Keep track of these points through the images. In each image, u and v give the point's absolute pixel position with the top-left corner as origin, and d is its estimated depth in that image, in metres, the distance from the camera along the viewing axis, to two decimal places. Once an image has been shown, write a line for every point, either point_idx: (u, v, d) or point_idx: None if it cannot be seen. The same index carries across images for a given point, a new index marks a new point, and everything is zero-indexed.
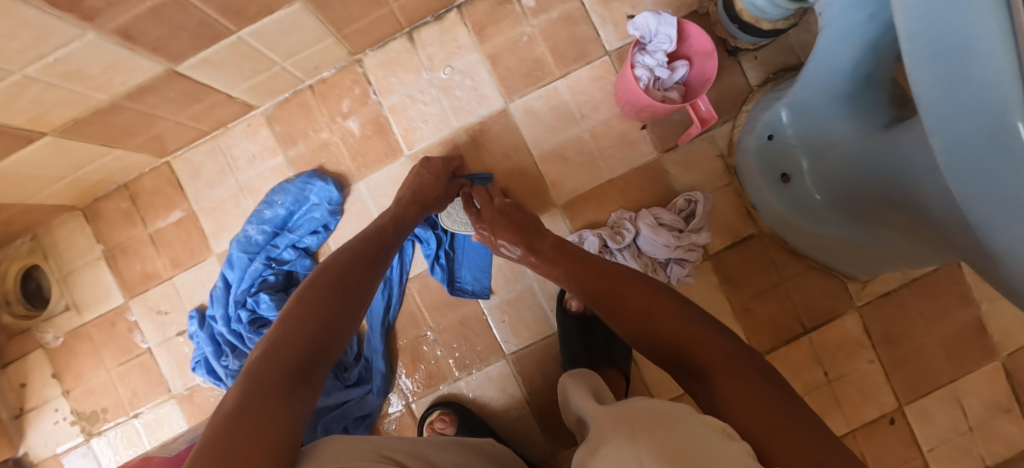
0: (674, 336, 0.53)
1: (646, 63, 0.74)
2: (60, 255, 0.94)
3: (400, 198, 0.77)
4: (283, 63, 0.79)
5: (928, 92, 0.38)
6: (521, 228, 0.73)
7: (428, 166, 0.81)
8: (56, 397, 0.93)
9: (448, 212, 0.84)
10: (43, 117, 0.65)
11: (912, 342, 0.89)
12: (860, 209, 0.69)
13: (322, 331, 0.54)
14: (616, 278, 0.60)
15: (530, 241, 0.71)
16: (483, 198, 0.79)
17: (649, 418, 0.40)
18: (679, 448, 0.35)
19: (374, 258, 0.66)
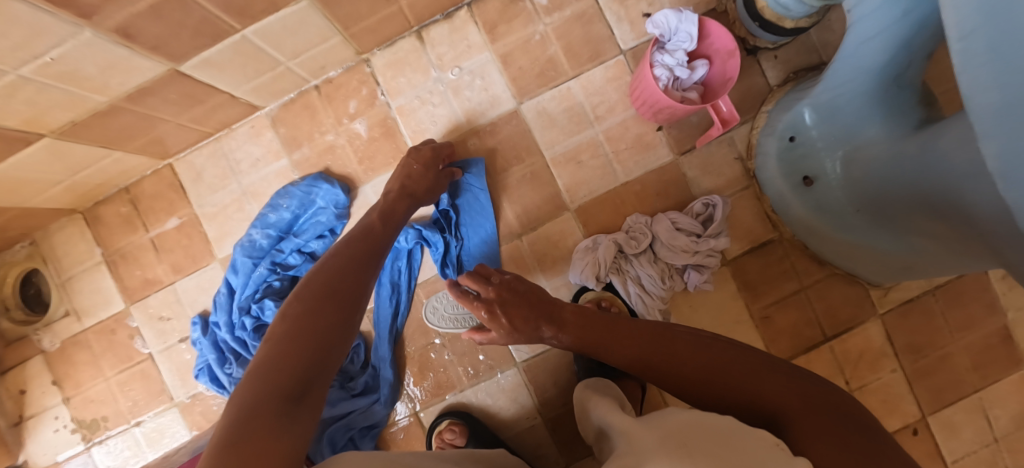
0: (710, 362, 0.47)
1: (665, 62, 0.71)
2: (59, 260, 0.91)
3: (389, 191, 0.76)
4: (288, 63, 0.76)
5: (981, 93, 0.33)
6: (532, 304, 0.59)
7: (417, 156, 0.79)
8: (56, 404, 0.91)
9: (431, 306, 0.86)
10: (39, 119, 0.62)
11: (937, 352, 0.86)
12: (890, 213, 0.67)
13: (321, 346, 0.51)
14: (645, 331, 0.53)
15: (551, 312, 0.59)
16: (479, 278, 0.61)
17: (697, 436, 0.36)
18: None
19: (366, 260, 0.63)
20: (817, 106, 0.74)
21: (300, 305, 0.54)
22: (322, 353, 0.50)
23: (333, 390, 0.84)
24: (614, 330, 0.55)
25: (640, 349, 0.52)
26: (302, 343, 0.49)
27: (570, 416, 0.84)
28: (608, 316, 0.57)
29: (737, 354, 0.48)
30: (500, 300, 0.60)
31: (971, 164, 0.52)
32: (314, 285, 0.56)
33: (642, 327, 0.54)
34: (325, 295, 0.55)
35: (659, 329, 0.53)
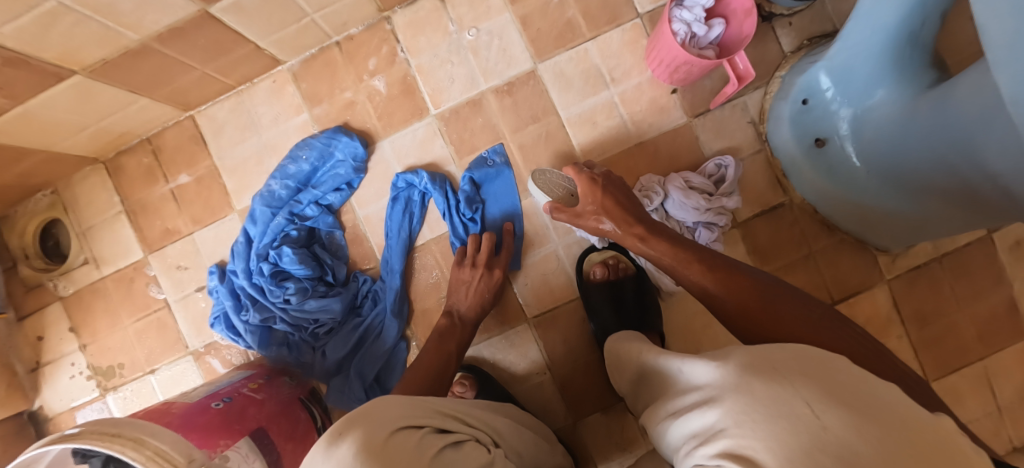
0: (757, 300, 0.52)
1: (683, 18, 0.72)
2: (80, 210, 0.93)
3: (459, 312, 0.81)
4: (313, 15, 0.78)
5: (997, 22, 0.34)
6: (630, 205, 0.69)
7: (491, 281, 0.80)
8: (73, 351, 0.92)
9: (540, 174, 0.77)
10: (73, 55, 0.64)
11: (943, 319, 0.87)
12: (912, 180, 0.70)
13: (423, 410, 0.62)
14: (715, 264, 0.58)
15: (640, 216, 0.68)
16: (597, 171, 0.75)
17: (787, 362, 0.37)
18: (844, 392, 0.33)
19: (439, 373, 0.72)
20: (831, 68, 0.76)
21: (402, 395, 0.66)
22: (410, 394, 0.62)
23: (336, 341, 0.83)
24: (714, 269, 0.58)
25: (744, 293, 0.54)
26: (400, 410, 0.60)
27: (579, 372, 0.85)
28: (708, 261, 0.59)
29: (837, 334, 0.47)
30: (611, 180, 0.72)
31: (988, 117, 0.55)
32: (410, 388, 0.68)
33: (750, 277, 0.56)
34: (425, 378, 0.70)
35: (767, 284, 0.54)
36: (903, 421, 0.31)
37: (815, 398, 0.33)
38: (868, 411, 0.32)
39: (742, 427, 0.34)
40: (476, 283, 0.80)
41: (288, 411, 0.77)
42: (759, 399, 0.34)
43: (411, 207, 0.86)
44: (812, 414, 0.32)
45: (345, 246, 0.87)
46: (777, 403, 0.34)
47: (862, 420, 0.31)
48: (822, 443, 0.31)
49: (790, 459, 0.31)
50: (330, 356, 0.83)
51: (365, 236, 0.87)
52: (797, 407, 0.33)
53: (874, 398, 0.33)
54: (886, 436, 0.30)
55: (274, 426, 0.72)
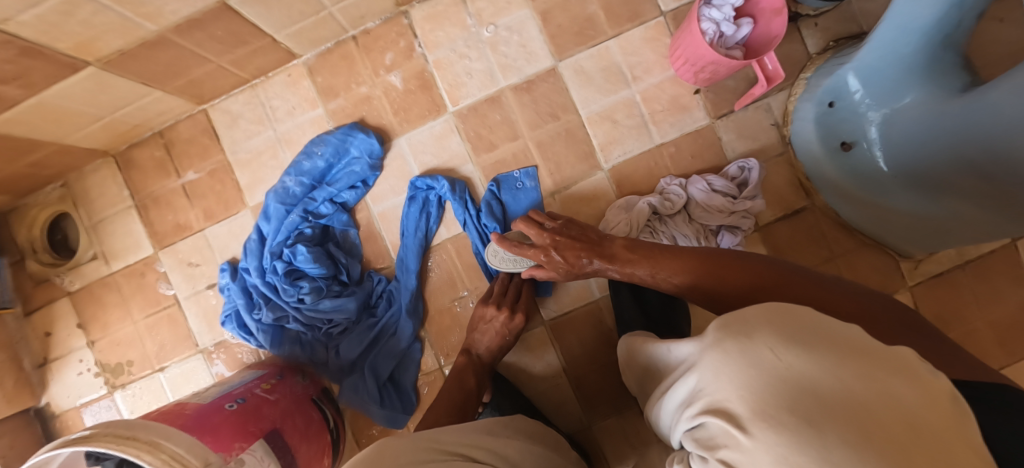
0: (767, 278, 0.54)
1: (712, 17, 0.71)
2: (90, 203, 0.91)
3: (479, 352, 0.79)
4: (332, 7, 0.76)
5: None
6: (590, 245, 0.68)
7: (513, 324, 0.77)
8: (81, 347, 0.91)
9: (492, 254, 0.78)
10: (89, 45, 0.62)
11: (965, 326, 0.85)
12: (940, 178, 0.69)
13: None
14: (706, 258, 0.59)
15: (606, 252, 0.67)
16: (535, 225, 0.71)
17: (755, 314, 0.37)
18: (812, 335, 0.34)
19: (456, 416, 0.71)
20: (859, 70, 0.74)
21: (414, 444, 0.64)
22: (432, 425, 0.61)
23: (349, 341, 0.82)
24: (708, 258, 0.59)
25: (752, 275, 0.55)
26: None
27: (596, 374, 0.84)
28: (707, 251, 0.60)
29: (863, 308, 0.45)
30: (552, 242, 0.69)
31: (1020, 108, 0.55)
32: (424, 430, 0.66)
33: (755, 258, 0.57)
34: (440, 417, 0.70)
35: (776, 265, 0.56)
36: (857, 349, 0.32)
37: (776, 343, 0.34)
38: (823, 343, 0.33)
39: (717, 382, 0.35)
40: (497, 325, 0.77)
41: (302, 410, 0.76)
42: (729, 354, 0.36)
43: (428, 207, 0.85)
44: (774, 358, 0.33)
45: (359, 244, 0.86)
46: (742, 353, 0.35)
47: (816, 351, 0.32)
48: (783, 379, 0.32)
49: (759, 399, 0.32)
50: (343, 355, 0.82)
51: (380, 234, 0.86)
52: (759, 353, 0.34)
53: (840, 335, 0.34)
54: (836, 360, 0.31)
55: (287, 426, 0.71)
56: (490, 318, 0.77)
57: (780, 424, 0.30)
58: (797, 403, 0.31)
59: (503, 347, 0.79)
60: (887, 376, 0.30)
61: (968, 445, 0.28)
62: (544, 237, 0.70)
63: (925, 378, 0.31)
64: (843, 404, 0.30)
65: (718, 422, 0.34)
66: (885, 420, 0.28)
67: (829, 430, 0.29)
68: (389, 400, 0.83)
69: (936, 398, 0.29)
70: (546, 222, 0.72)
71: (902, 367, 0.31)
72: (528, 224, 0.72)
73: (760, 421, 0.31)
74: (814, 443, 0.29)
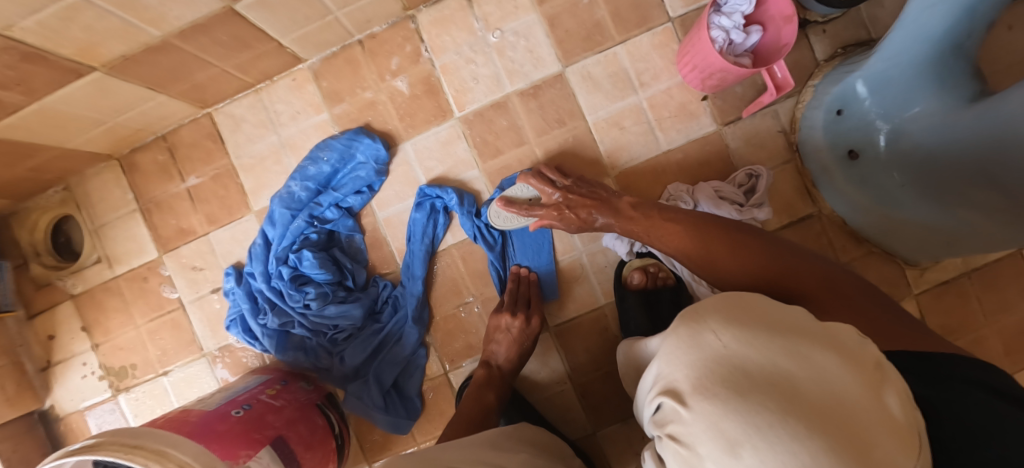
0: (768, 264, 0.52)
1: (721, 24, 0.70)
2: (93, 207, 0.91)
3: (499, 362, 0.79)
4: (337, 12, 0.76)
5: None
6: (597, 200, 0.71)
7: (529, 329, 0.78)
8: (85, 351, 0.91)
9: (495, 213, 0.80)
10: (92, 50, 0.62)
11: (970, 334, 0.85)
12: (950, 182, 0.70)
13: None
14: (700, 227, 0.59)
15: (611, 208, 0.70)
16: (545, 182, 0.75)
17: (710, 303, 0.37)
18: (760, 319, 0.33)
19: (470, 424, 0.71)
20: (869, 78, 0.74)
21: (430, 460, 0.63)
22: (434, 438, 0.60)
23: (354, 347, 0.82)
24: (702, 228, 0.59)
25: (752, 262, 0.53)
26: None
27: (602, 381, 0.84)
28: (704, 218, 0.61)
29: (864, 312, 0.45)
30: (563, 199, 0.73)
31: None
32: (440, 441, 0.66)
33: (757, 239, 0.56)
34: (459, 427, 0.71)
35: (777, 248, 0.54)
36: (796, 328, 0.32)
37: (719, 325, 0.33)
38: (766, 324, 0.33)
39: (666, 367, 0.35)
40: (513, 332, 0.78)
41: (307, 416, 0.75)
42: (678, 338, 0.35)
43: (435, 214, 0.84)
44: (715, 340, 0.33)
45: (364, 250, 0.86)
46: (688, 336, 0.34)
47: (753, 330, 0.32)
48: (720, 357, 0.31)
49: (699, 374, 0.32)
50: (348, 361, 0.82)
51: (385, 239, 0.86)
52: (703, 335, 0.33)
53: (783, 318, 0.33)
54: (771, 338, 0.31)
55: (293, 433, 0.71)
56: (506, 326, 0.78)
57: (713, 396, 0.30)
58: (730, 377, 0.30)
59: (522, 355, 0.79)
60: (813, 351, 0.30)
61: (887, 421, 0.28)
62: (555, 195, 0.73)
63: (855, 354, 0.31)
64: (774, 379, 0.29)
65: (662, 400, 0.33)
66: (809, 394, 0.28)
67: (760, 402, 0.28)
68: (393, 406, 0.83)
69: (862, 372, 0.30)
70: (557, 179, 0.76)
71: (833, 342, 0.31)
72: (539, 181, 0.75)
73: (698, 395, 0.31)
74: (744, 414, 0.28)
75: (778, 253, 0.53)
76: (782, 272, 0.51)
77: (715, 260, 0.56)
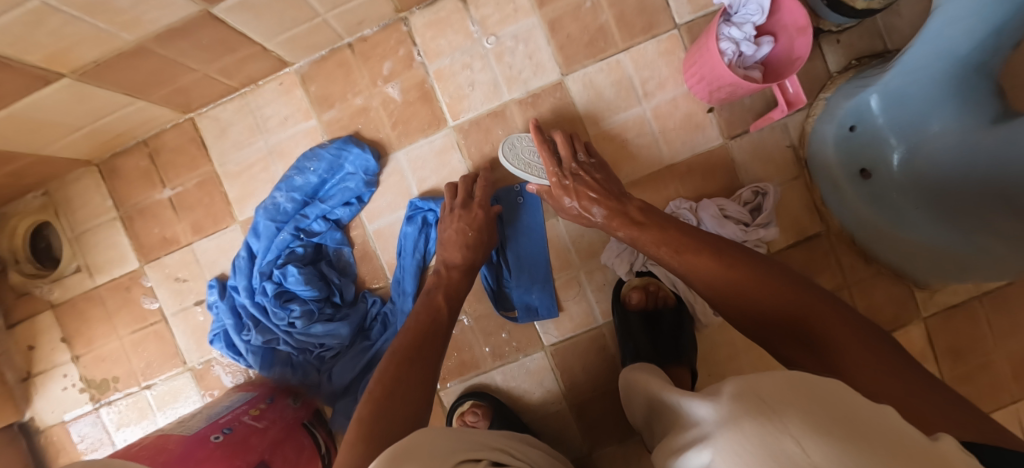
0: (782, 304, 0.49)
1: (731, 36, 0.66)
2: (73, 213, 0.87)
3: (451, 265, 0.74)
4: (326, 14, 0.71)
5: None
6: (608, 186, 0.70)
7: (472, 218, 0.75)
8: (66, 362, 0.88)
9: (509, 143, 0.77)
10: (62, 56, 0.58)
11: (980, 358, 0.80)
12: (977, 206, 0.65)
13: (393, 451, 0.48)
14: (713, 247, 0.57)
15: (615, 200, 0.68)
16: (569, 148, 0.74)
17: (779, 388, 0.30)
18: (847, 425, 0.27)
19: (434, 350, 0.62)
20: (885, 93, 0.70)
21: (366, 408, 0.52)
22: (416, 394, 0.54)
23: (343, 362, 0.79)
24: (719, 248, 0.56)
25: (779, 302, 0.49)
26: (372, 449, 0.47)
27: (597, 402, 0.81)
28: (719, 243, 0.57)
29: (895, 361, 0.40)
30: (574, 170, 0.72)
31: None
32: (387, 382, 0.55)
33: (773, 270, 0.53)
34: (412, 353, 0.59)
35: (795, 281, 0.51)
36: (897, 446, 0.25)
37: (802, 431, 0.26)
38: (858, 436, 0.26)
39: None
40: (456, 226, 0.75)
41: (293, 437, 0.73)
42: (747, 437, 0.28)
43: (427, 228, 0.81)
44: (798, 451, 0.26)
45: (353, 263, 0.82)
46: (762, 439, 0.27)
47: (849, 443, 0.25)
48: None
49: None
50: (336, 379, 0.78)
51: (375, 253, 0.82)
52: (780, 439, 0.27)
53: (876, 428, 0.27)
54: (876, 457, 0.24)
55: (277, 457, 0.68)
56: (450, 222, 0.75)
57: None
58: None
59: (473, 246, 0.74)
60: None
61: None
62: (571, 163, 0.72)
63: None
64: None
65: None
66: None
67: None
68: None
69: None
70: (581, 153, 0.74)
71: None
72: (563, 142, 0.74)
73: None
74: None
75: (796, 287, 0.50)
76: (807, 313, 0.47)
77: (724, 286, 0.54)
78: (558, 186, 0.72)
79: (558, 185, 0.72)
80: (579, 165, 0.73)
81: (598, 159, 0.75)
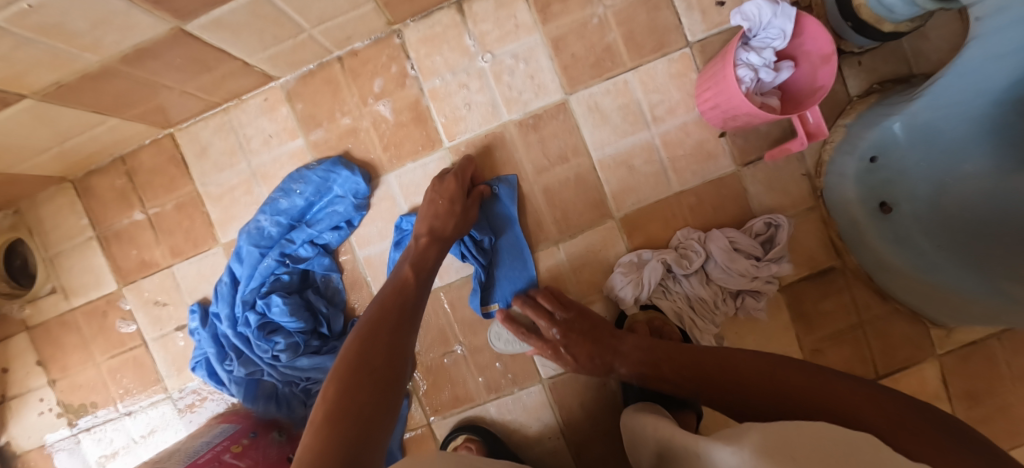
0: (794, 386, 0.46)
1: (749, 62, 0.61)
2: (46, 233, 0.83)
3: (418, 234, 0.70)
4: (312, 30, 0.66)
5: None
6: (596, 341, 0.66)
7: (443, 189, 0.71)
8: (41, 386, 0.84)
9: (495, 334, 0.78)
10: (19, 79, 0.53)
11: (995, 400, 0.77)
12: (983, 242, 0.61)
13: (363, 429, 0.46)
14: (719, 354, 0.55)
15: (611, 352, 0.65)
16: (542, 314, 0.71)
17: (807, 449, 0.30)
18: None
19: (398, 323, 0.59)
20: (912, 124, 0.66)
21: (332, 387, 0.50)
22: (380, 361, 0.54)
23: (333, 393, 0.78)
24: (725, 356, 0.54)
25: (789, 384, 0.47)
26: (341, 429, 0.45)
27: (596, 439, 0.78)
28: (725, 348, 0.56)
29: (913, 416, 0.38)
30: (559, 339, 0.69)
31: None
32: (352, 358, 0.53)
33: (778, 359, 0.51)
34: (376, 326, 0.57)
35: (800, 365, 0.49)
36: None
37: None
38: None
39: None
40: (430, 195, 0.72)
41: None
42: None
43: None
44: None
45: (342, 291, 0.78)
46: None
47: None
48: None
49: None
50: None
51: (365, 281, 0.78)
52: None
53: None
54: None
55: None
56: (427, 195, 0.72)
57: None
58: None
59: (443, 217, 0.70)
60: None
61: None
62: (551, 333, 0.69)
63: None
64: None
65: None
66: None
67: None
68: None
69: None
70: (556, 310, 0.70)
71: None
72: (534, 313, 0.71)
73: None
74: None
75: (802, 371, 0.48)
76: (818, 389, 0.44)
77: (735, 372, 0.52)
78: (558, 355, 0.69)
79: (559, 357, 0.70)
80: (561, 328, 0.69)
81: (576, 308, 0.70)
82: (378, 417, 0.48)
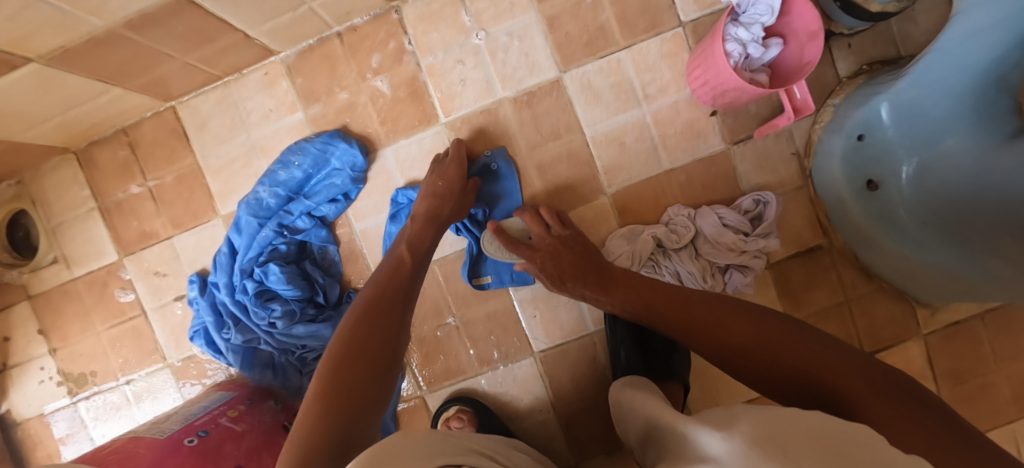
0: (784, 345, 0.45)
1: (738, 37, 0.63)
2: (49, 204, 0.84)
3: (416, 215, 0.71)
4: (311, 3, 0.68)
5: None
6: (586, 262, 0.66)
7: (444, 171, 0.73)
8: (42, 355, 0.85)
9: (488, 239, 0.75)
10: (25, 42, 0.54)
11: (979, 379, 0.78)
12: (967, 218, 0.64)
13: (352, 414, 0.46)
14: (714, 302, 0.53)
15: (596, 274, 0.64)
16: (540, 224, 0.72)
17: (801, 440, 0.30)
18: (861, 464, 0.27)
19: (395, 302, 0.59)
20: (898, 104, 0.68)
21: (325, 366, 0.51)
22: (377, 342, 0.54)
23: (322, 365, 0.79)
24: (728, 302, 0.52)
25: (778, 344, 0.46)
26: (332, 414, 0.46)
27: (585, 413, 0.79)
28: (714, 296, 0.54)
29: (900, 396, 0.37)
30: (551, 245, 0.69)
31: None
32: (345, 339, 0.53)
33: (766, 313, 0.50)
34: (372, 304, 0.58)
35: (785, 327, 0.47)
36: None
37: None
38: None
39: None
40: (431, 177, 0.73)
41: (270, 442, 0.68)
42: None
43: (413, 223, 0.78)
44: None
45: (338, 263, 0.80)
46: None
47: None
48: None
49: None
50: None
51: (361, 253, 0.80)
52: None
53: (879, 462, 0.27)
54: None
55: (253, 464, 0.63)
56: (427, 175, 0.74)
57: None
58: None
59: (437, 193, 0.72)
60: None
61: None
62: (545, 241, 0.70)
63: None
64: None
65: None
66: None
67: None
68: None
69: None
70: (554, 224, 0.71)
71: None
72: (533, 220, 0.72)
73: None
74: None
75: (790, 330, 0.47)
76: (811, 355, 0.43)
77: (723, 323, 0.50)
78: (544, 268, 0.69)
79: (545, 269, 0.69)
80: (556, 238, 0.70)
81: (573, 229, 0.71)
82: (367, 405, 0.48)
